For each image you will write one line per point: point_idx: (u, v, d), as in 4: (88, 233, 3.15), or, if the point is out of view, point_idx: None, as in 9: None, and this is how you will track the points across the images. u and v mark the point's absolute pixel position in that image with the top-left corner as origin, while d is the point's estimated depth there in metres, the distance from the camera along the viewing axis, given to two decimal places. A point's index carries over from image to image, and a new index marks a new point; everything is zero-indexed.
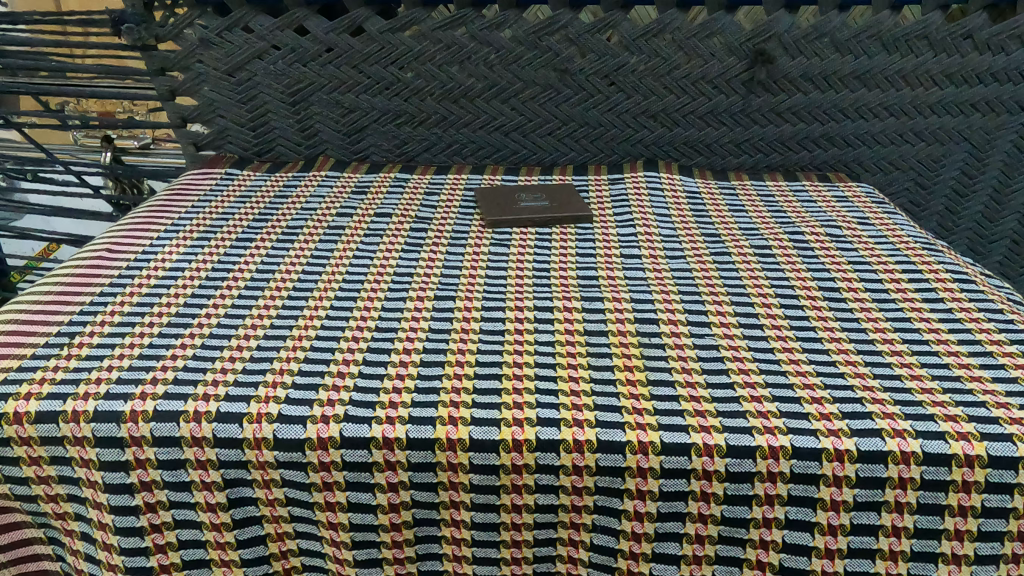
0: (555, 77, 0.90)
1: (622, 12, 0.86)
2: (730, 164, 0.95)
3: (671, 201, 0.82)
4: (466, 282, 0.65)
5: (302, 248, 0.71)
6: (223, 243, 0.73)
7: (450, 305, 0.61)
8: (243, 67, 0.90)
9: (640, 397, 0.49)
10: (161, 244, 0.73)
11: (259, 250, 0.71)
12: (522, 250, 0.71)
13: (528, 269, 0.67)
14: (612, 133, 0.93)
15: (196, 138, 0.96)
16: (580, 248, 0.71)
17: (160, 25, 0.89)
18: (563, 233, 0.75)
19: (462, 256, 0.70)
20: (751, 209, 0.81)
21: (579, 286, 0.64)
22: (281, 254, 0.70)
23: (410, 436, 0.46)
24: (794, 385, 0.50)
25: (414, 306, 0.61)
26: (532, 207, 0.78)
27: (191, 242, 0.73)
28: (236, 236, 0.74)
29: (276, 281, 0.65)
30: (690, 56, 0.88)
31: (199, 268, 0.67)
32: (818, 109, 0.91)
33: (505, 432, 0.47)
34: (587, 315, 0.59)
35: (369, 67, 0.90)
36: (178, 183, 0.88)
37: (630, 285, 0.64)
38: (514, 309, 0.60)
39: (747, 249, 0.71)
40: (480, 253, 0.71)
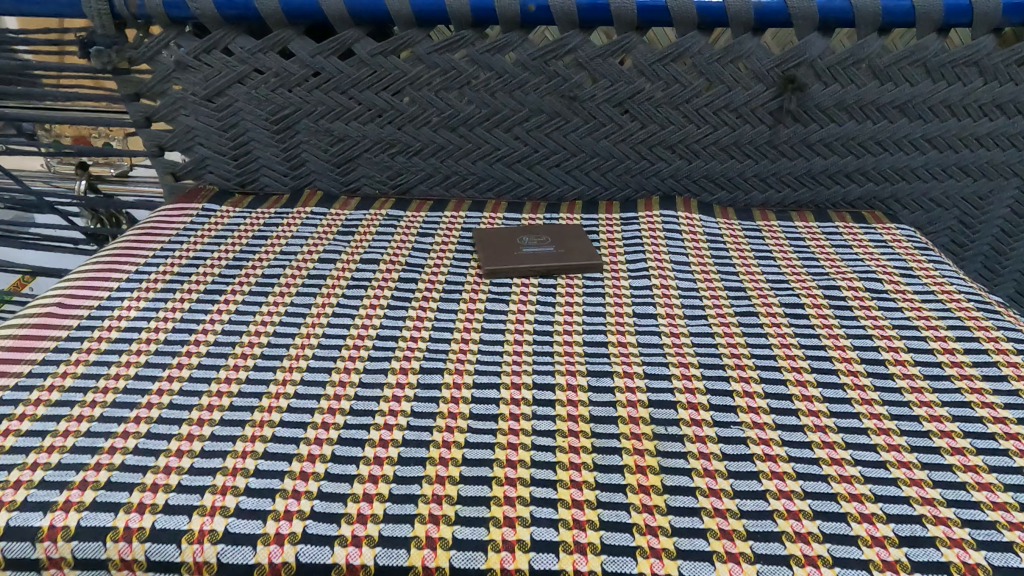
0: (563, 105, 0.82)
1: (638, 35, 0.78)
2: (754, 200, 0.86)
3: (690, 246, 0.74)
4: (457, 350, 0.57)
5: (276, 304, 0.64)
6: (190, 295, 0.65)
7: (438, 381, 0.53)
8: (224, 92, 0.83)
9: (654, 512, 0.42)
10: (122, 296, 0.65)
11: (229, 306, 0.64)
12: (522, 311, 0.63)
13: (528, 334, 0.59)
14: (625, 166, 0.85)
15: (174, 166, 0.89)
16: (587, 306, 0.64)
17: (134, 47, 0.81)
18: (568, 287, 0.67)
19: (455, 317, 0.62)
20: (778, 257, 0.73)
21: (586, 359, 0.56)
22: (253, 311, 0.63)
23: (380, 561, 0.39)
24: (839, 497, 0.43)
25: (396, 381, 0.53)
26: (535, 254, 0.70)
27: (156, 293, 0.66)
28: (205, 286, 0.67)
29: (242, 347, 0.57)
30: (712, 83, 0.80)
31: (159, 328, 0.60)
32: (852, 140, 0.82)
33: (493, 560, 0.39)
34: (594, 397, 0.51)
35: (359, 93, 0.82)
36: (150, 219, 0.81)
37: (645, 358, 0.56)
38: (510, 387, 0.52)
39: (777, 308, 0.63)
40: (475, 311, 0.63)
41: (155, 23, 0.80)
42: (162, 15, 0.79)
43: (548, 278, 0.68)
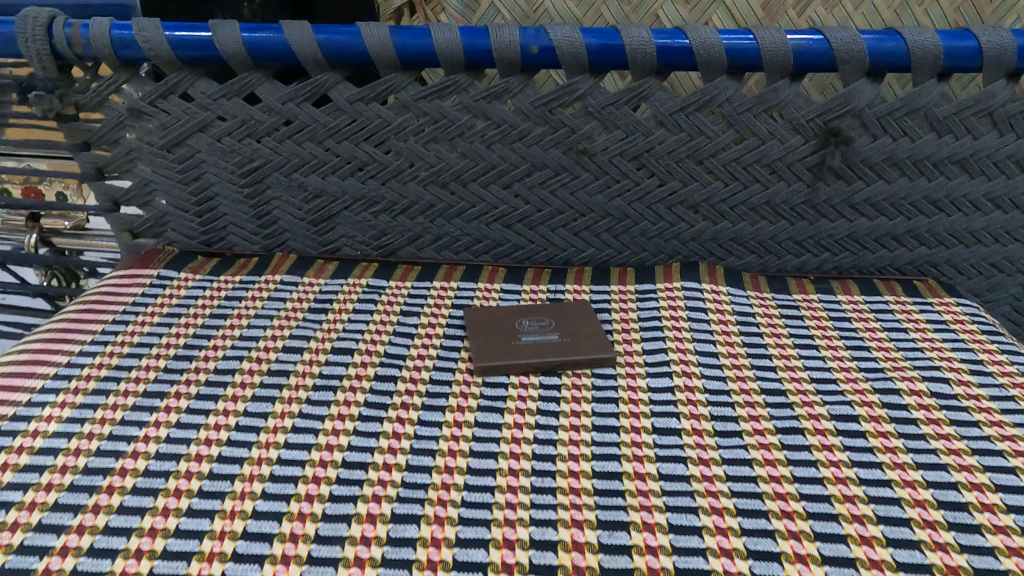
0: (569, 159, 0.71)
1: (657, 80, 0.67)
2: (788, 265, 0.76)
3: (719, 336, 0.65)
4: (438, 488, 0.47)
5: (228, 411, 0.54)
6: (127, 399, 0.55)
7: (413, 535, 0.44)
8: (183, 142, 0.73)
9: None
10: (43, 402, 0.55)
11: (170, 416, 0.54)
12: (519, 428, 0.53)
13: (526, 462, 0.50)
14: (641, 228, 0.74)
15: (131, 223, 0.79)
16: (596, 421, 0.54)
17: (80, 91, 0.72)
18: (574, 396, 0.57)
19: (438, 436, 0.52)
20: (823, 349, 0.63)
21: (597, 503, 0.46)
22: (197, 424, 0.53)
23: None
24: None
25: (361, 535, 0.44)
26: (531, 346, 0.61)
27: (86, 396, 0.56)
28: (147, 385, 0.57)
29: (178, 479, 0.48)
30: (742, 134, 0.69)
31: (79, 451, 0.50)
32: (904, 200, 0.71)
33: None
34: (605, 564, 0.42)
35: (337, 144, 0.72)
36: (94, 292, 0.71)
37: (669, 501, 0.46)
38: (501, 543, 0.43)
39: (827, 424, 0.53)
40: (463, 425, 0.54)
41: (104, 65, 0.70)
42: (111, 57, 0.69)
43: (552, 375, 0.59)
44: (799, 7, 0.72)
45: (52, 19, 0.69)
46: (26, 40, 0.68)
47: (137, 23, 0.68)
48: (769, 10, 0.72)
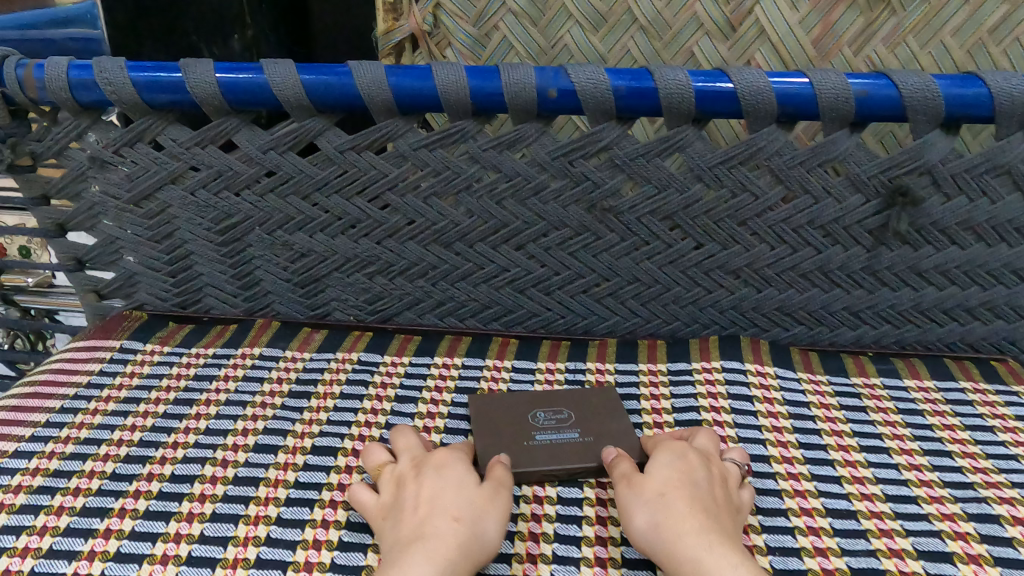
0: (592, 218, 0.62)
1: (695, 128, 0.58)
2: (842, 338, 0.66)
3: (771, 436, 0.55)
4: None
5: (181, 536, 0.45)
6: (60, 520, 0.46)
7: None
8: (153, 196, 0.65)
9: None
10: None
11: (108, 543, 0.44)
12: (533, 561, 0.44)
13: None
14: (673, 294, 0.65)
15: (97, 284, 0.70)
16: (627, 553, 0.45)
17: (37, 139, 0.63)
18: (599, 517, 0.48)
19: None
20: (896, 454, 0.53)
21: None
22: (141, 554, 0.44)
23: None
24: None
25: None
26: (545, 450, 0.51)
27: (11, 516, 0.46)
28: (87, 499, 0.48)
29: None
30: (793, 191, 0.60)
31: None
32: (980, 268, 0.61)
33: None
34: None
35: (326, 198, 0.63)
36: (47, 368, 0.62)
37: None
38: None
39: (914, 565, 0.43)
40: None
41: (62, 109, 0.62)
42: (69, 101, 0.60)
43: (573, 487, 0.50)
44: (856, 44, 0.63)
45: (2, 58, 0.60)
46: None
47: (98, 63, 0.59)
48: (820, 48, 0.63)
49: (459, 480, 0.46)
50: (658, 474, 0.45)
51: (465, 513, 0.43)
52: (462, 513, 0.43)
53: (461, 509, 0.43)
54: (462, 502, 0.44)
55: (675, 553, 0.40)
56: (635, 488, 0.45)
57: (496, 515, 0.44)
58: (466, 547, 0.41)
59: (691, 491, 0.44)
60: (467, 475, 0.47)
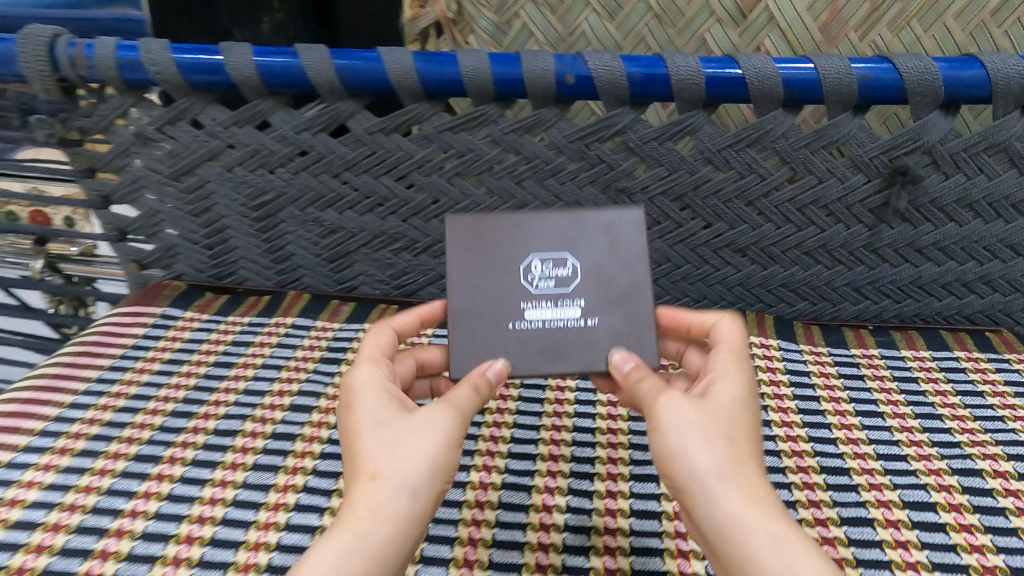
0: (607, 197, 0.66)
1: (705, 112, 0.61)
2: (844, 313, 0.69)
3: (773, 403, 0.60)
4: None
5: (212, 501, 0.50)
6: (102, 480, 0.51)
7: None
8: (193, 171, 0.69)
9: None
10: (7, 480, 0.51)
11: (149, 503, 0.50)
12: (546, 530, 0.49)
13: None
14: (683, 271, 0.69)
15: (139, 254, 0.75)
16: (634, 525, 0.49)
17: (85, 115, 0.67)
18: (609, 491, 0.52)
19: (451, 540, 0.48)
20: (889, 418, 0.58)
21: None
22: (181, 515, 0.49)
23: None
24: None
25: None
26: (523, 342, 0.50)
27: (58, 475, 0.52)
28: (126, 463, 0.53)
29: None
30: (798, 173, 0.63)
31: (45, 545, 0.46)
32: (975, 244, 0.64)
33: None
34: None
35: (355, 177, 0.67)
36: (96, 330, 0.67)
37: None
38: None
39: (909, 534, 0.48)
40: (482, 525, 0.49)
41: (109, 87, 0.65)
42: (116, 80, 0.64)
43: (584, 462, 0.55)
44: (862, 29, 0.65)
45: (55, 37, 0.64)
46: (27, 61, 0.63)
47: (144, 45, 0.63)
48: (828, 34, 0.66)
49: (375, 422, 0.43)
50: (727, 408, 0.43)
51: (383, 467, 0.40)
52: (380, 469, 0.40)
53: (377, 462, 0.40)
54: (381, 450, 0.41)
55: (739, 519, 0.38)
56: (703, 417, 0.42)
57: (420, 454, 0.41)
58: (383, 509, 0.39)
59: (756, 440, 0.42)
60: (388, 410, 0.43)
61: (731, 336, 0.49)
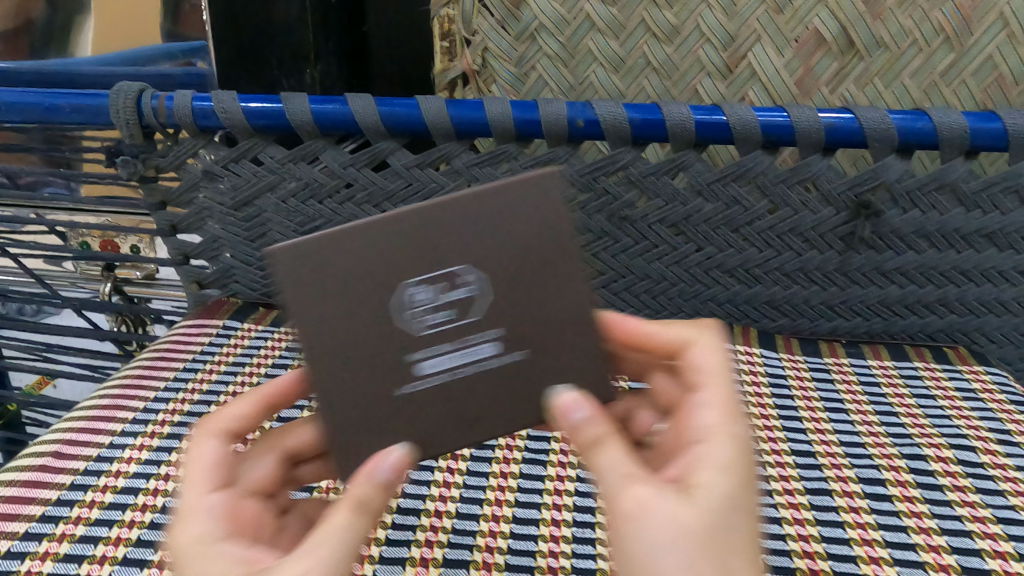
0: (612, 224, 0.76)
1: (695, 152, 0.72)
2: (821, 328, 0.79)
3: (752, 397, 0.69)
4: (479, 567, 0.54)
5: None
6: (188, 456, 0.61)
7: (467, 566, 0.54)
8: (252, 202, 0.79)
9: None
10: (111, 457, 0.61)
11: None
12: (558, 494, 0.60)
13: (566, 529, 0.57)
14: (678, 289, 0.79)
15: (199, 275, 0.85)
16: None
17: (161, 155, 0.78)
18: None
19: (482, 501, 0.60)
20: (852, 414, 0.67)
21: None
22: None
23: None
24: None
25: (421, 557, 0.54)
26: (438, 380, 0.43)
27: (151, 452, 0.62)
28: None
29: None
30: (777, 205, 0.73)
31: (147, 505, 0.56)
32: (932, 269, 0.73)
33: None
34: None
35: (393, 206, 0.78)
36: (168, 339, 0.79)
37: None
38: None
39: (861, 502, 0.56)
40: (506, 490, 0.61)
41: (184, 131, 0.76)
42: (191, 125, 0.75)
43: None
44: (832, 84, 0.76)
45: (141, 91, 0.74)
46: (116, 112, 0.74)
47: (217, 95, 0.74)
48: (803, 87, 0.77)
49: None
50: (709, 509, 0.38)
51: None
52: None
53: None
54: None
55: None
56: (687, 526, 0.37)
57: None
58: None
59: (747, 547, 0.38)
60: None
61: (711, 357, 0.48)
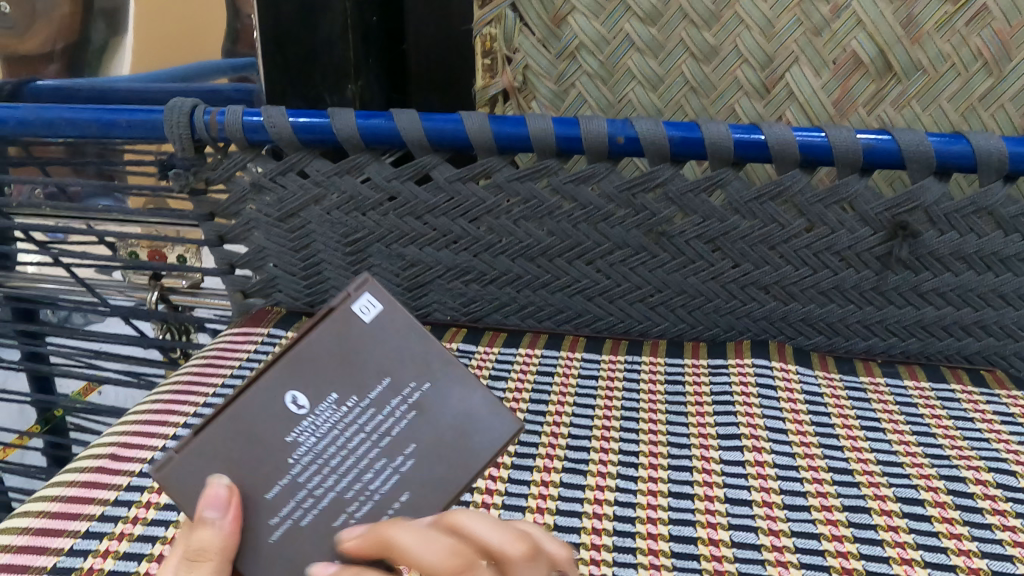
0: (649, 240, 0.77)
1: (733, 171, 0.73)
2: (856, 347, 0.79)
3: (788, 412, 0.71)
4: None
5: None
6: None
7: None
8: (297, 214, 0.81)
9: None
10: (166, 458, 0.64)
11: None
12: (601, 490, 0.62)
13: (608, 523, 0.58)
14: (714, 305, 0.80)
15: (244, 284, 0.87)
16: (672, 503, 0.60)
17: (211, 168, 0.80)
18: (651, 477, 0.63)
19: (526, 495, 0.61)
20: (889, 433, 0.68)
21: None
22: None
23: None
24: None
25: None
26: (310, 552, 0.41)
27: None
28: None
29: None
30: (814, 223, 0.74)
31: None
32: (970, 291, 0.74)
33: None
34: None
35: (435, 219, 0.80)
36: (214, 347, 0.81)
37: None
38: (589, 564, 0.55)
39: (900, 521, 0.57)
40: (550, 484, 0.63)
41: (234, 145, 0.78)
42: (241, 139, 0.77)
43: (631, 454, 0.66)
44: (869, 105, 0.77)
45: (193, 108, 0.77)
46: (170, 127, 0.76)
47: (267, 110, 0.76)
48: (840, 108, 0.77)
49: None
50: None
51: None
52: None
53: None
54: None
55: None
56: None
57: None
58: None
59: None
60: None
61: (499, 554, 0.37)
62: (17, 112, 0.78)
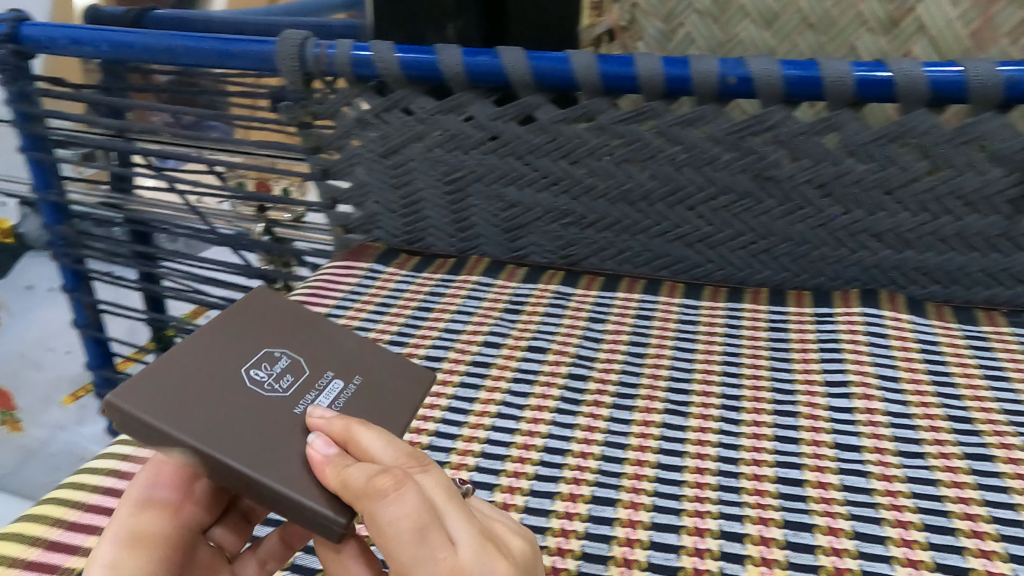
0: (756, 184, 0.75)
1: (851, 111, 0.69)
2: (977, 297, 0.75)
3: (901, 360, 0.68)
4: (626, 506, 0.54)
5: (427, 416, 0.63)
6: None
7: (617, 481, 0.56)
8: (400, 150, 0.82)
9: (843, 554, 0.49)
10: None
11: None
12: (704, 431, 0.61)
13: (711, 463, 0.57)
14: (821, 253, 0.77)
15: (345, 221, 0.88)
16: (777, 446, 0.59)
17: (319, 102, 0.81)
18: (755, 420, 0.62)
19: (628, 432, 0.61)
20: (1014, 382, 0.65)
21: (784, 518, 0.52)
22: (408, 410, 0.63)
23: (650, 560, 0.49)
24: None
25: (572, 476, 0.57)
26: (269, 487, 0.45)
27: None
28: None
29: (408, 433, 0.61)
30: (938, 166, 0.70)
31: None
32: None
33: (685, 560, 0.49)
34: (791, 537, 0.50)
35: (536, 159, 0.79)
36: (319, 279, 0.84)
37: (857, 527, 0.51)
38: (693, 498, 0.54)
39: None
40: (651, 424, 0.62)
41: (341, 80, 0.79)
42: (349, 74, 0.78)
43: (733, 398, 0.65)
44: (1013, 35, 0.72)
45: (304, 40, 0.78)
46: (282, 58, 0.78)
47: (375, 45, 0.77)
48: (978, 39, 0.73)
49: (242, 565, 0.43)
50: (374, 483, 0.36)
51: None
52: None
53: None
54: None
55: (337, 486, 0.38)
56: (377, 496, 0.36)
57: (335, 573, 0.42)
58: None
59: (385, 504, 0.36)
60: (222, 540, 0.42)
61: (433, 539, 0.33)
62: (140, 38, 0.80)
